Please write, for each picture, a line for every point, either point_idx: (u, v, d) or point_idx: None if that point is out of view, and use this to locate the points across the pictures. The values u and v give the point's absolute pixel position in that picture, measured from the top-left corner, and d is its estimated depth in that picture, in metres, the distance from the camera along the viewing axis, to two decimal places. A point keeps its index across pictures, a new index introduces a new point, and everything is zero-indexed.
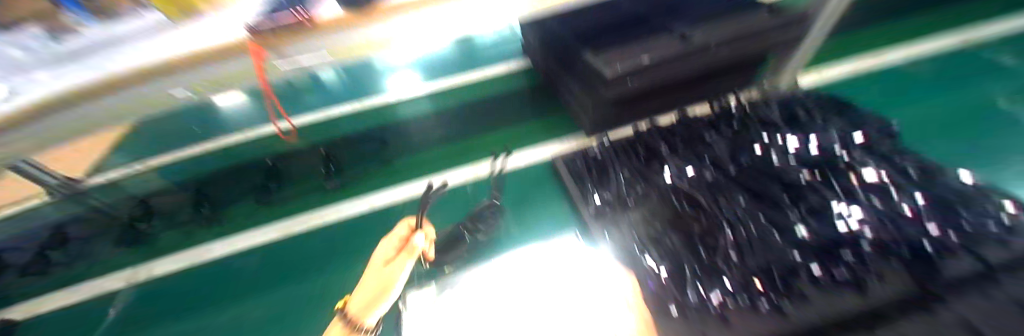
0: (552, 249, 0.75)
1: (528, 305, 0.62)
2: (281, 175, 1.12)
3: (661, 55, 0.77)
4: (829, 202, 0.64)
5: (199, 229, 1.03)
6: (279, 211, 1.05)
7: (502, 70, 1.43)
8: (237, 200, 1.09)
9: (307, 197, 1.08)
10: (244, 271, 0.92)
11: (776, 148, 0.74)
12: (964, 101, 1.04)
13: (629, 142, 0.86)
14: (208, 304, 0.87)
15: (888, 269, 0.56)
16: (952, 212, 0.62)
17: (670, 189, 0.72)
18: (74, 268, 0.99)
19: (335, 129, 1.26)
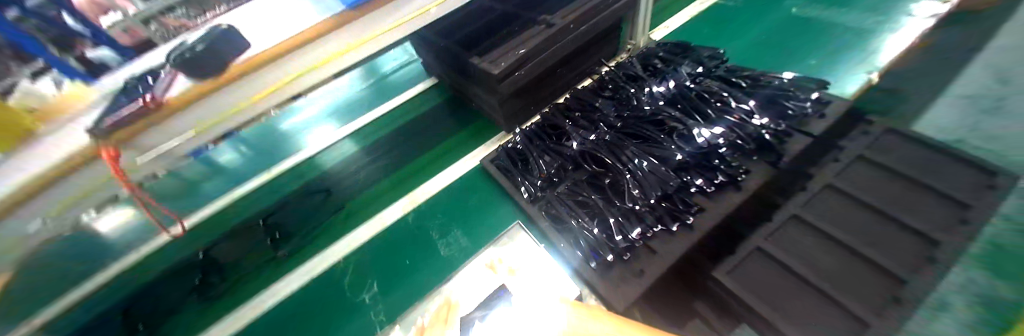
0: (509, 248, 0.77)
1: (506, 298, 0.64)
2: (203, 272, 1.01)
3: (534, 44, 0.85)
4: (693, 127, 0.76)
5: None
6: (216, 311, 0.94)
7: (411, 94, 1.44)
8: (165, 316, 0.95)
9: (241, 288, 0.97)
10: None
11: (640, 93, 0.87)
12: (777, 19, 1.32)
13: (538, 126, 0.94)
14: None
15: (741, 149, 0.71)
16: (768, 95, 0.79)
17: (579, 156, 0.81)
18: None
19: (252, 206, 1.16)
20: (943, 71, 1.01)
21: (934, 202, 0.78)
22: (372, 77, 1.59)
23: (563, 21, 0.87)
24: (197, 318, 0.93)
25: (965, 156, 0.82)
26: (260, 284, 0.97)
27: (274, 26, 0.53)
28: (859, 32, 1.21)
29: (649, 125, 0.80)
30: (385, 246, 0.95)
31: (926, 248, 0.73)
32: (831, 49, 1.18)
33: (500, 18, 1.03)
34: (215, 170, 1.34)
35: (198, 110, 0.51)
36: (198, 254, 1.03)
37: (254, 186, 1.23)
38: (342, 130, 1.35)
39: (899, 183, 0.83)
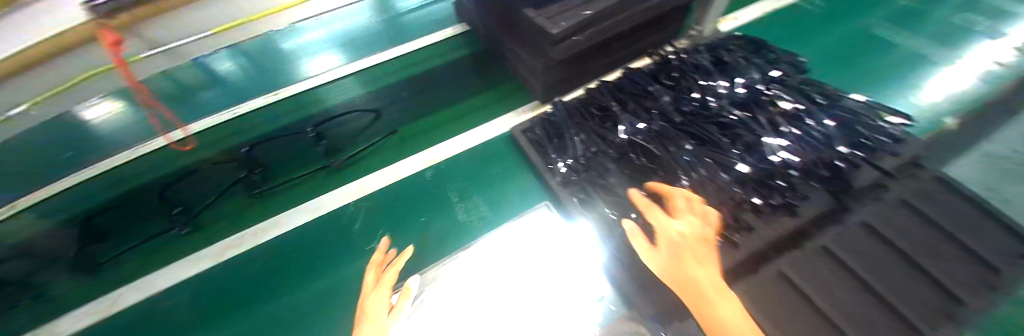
0: (529, 226, 0.70)
1: (525, 274, 0.63)
2: (214, 180, 0.98)
3: (603, 9, 0.75)
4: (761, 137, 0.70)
5: (127, 260, 0.87)
6: (219, 223, 0.91)
7: (437, 38, 1.32)
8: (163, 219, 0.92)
9: (241, 208, 0.93)
10: (219, 283, 0.82)
11: (699, 88, 0.81)
12: (845, 35, 1.22)
13: (582, 102, 0.87)
14: (180, 325, 0.77)
15: (804, 169, 0.67)
16: (843, 119, 0.73)
17: (627, 146, 0.75)
18: None
19: (253, 128, 1.09)
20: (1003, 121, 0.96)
21: (961, 258, 0.76)
22: (397, 11, 1.45)
23: None
24: (243, 207, 0.93)
25: (1004, 220, 0.80)
26: (266, 204, 0.93)
27: None
28: (936, 64, 1.11)
29: (708, 125, 0.74)
30: (399, 197, 0.90)
31: (946, 304, 0.72)
32: (900, 78, 1.09)
33: None
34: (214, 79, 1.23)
35: (203, 12, 0.43)
36: (219, 156, 1.02)
37: (259, 105, 1.14)
38: (359, 63, 1.25)
39: (933, 233, 0.80)
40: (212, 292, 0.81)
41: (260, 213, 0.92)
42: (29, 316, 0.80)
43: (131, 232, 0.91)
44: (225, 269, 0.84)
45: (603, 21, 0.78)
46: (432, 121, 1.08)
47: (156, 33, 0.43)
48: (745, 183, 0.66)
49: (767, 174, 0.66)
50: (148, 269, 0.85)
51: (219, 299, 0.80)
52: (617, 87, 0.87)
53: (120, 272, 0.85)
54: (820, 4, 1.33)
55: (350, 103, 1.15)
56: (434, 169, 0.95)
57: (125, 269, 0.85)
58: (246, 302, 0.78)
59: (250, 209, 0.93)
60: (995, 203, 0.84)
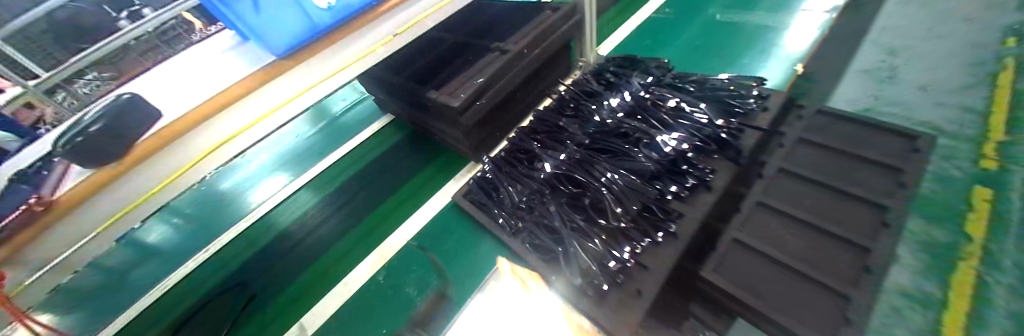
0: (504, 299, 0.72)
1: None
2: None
3: (490, 73, 0.85)
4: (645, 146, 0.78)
5: None
6: None
7: (362, 137, 1.36)
8: None
9: None
10: None
11: (593, 108, 0.92)
12: (699, 27, 1.52)
13: (508, 153, 0.94)
14: None
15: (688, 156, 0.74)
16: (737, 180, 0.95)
17: (553, 178, 0.80)
18: None
19: (199, 285, 0.99)
20: (828, 68, 1.24)
21: (871, 172, 0.88)
22: (328, 117, 1.51)
23: (515, 47, 0.90)
24: None
25: (891, 128, 0.94)
26: None
27: (198, 91, 0.54)
28: (770, 29, 1.43)
29: (614, 138, 0.83)
30: (363, 308, 0.84)
31: (876, 215, 0.81)
32: (753, 56, 1.34)
33: (444, 51, 1.03)
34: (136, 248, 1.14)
35: (113, 198, 0.47)
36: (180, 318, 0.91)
37: (174, 268, 1.06)
38: (285, 187, 1.23)
39: (839, 163, 0.92)
40: None
41: None
42: None
43: None
44: None
45: (495, 77, 0.87)
46: (381, 213, 1.06)
47: (58, 237, 0.45)
48: (647, 177, 0.73)
49: (663, 164, 0.74)
50: None
51: None
52: (531, 129, 0.96)
53: None
54: (669, 10, 1.68)
55: (294, 224, 1.09)
56: (394, 265, 0.90)
57: None
58: None
59: None
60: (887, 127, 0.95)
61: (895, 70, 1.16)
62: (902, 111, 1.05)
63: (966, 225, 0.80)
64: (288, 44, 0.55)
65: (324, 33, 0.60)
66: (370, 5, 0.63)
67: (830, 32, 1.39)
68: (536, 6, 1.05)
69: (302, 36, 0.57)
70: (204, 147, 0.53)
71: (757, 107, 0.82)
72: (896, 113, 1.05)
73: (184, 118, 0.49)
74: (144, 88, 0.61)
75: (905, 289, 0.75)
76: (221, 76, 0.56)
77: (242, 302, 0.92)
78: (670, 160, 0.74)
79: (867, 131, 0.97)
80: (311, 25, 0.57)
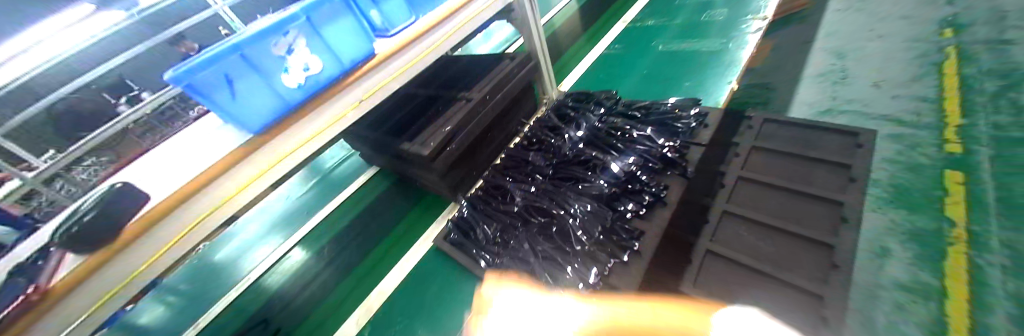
0: None
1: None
2: None
3: (456, 121, 0.93)
4: (602, 173, 0.85)
5: None
6: None
7: (349, 192, 1.40)
8: None
9: None
10: None
11: (556, 143, 1.00)
12: (655, 57, 1.67)
13: (482, 192, 1.00)
14: None
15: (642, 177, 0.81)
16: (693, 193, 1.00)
17: (524, 212, 0.86)
18: None
19: None
20: (779, 80, 1.35)
21: (827, 171, 0.91)
22: (314, 179, 1.56)
23: (478, 95, 0.99)
24: None
25: (839, 128, 0.99)
26: None
27: (186, 170, 0.61)
28: (718, 51, 1.57)
29: (575, 167, 0.90)
30: None
31: (834, 210, 0.83)
32: (709, 76, 1.45)
33: (416, 106, 1.12)
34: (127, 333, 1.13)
35: (102, 280, 0.51)
36: None
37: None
38: (274, 251, 1.24)
39: (797, 165, 0.96)
40: None
41: None
42: None
43: None
44: None
45: (461, 123, 0.95)
46: (371, 264, 1.07)
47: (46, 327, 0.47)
48: (606, 202, 0.79)
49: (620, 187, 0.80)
50: None
51: None
52: (503, 167, 1.03)
53: None
54: (623, 45, 1.85)
55: (288, 285, 1.10)
56: (382, 317, 0.91)
57: None
58: None
59: None
60: (835, 128, 1.00)
61: (841, 74, 1.26)
62: (853, 110, 1.13)
63: (943, 211, 0.82)
64: (263, 122, 0.63)
65: (297, 107, 0.67)
66: (337, 78, 0.72)
67: (776, 47, 1.52)
68: (495, 57, 1.17)
69: (276, 112, 0.64)
70: (192, 222, 0.58)
71: (699, 126, 0.91)
72: (849, 113, 1.13)
73: (170, 197, 0.55)
74: (136, 175, 0.67)
75: (903, 282, 0.74)
76: (206, 154, 0.63)
77: None
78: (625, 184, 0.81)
79: (816, 133, 1.02)
80: (283, 101, 0.65)
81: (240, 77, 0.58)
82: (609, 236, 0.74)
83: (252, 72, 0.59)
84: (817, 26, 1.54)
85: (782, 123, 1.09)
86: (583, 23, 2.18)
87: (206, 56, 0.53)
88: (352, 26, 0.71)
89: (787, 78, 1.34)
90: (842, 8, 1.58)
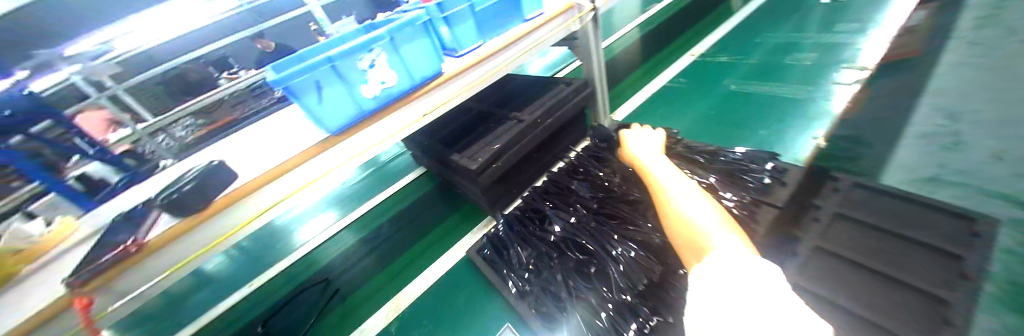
0: None
1: None
2: None
3: (506, 139, 0.93)
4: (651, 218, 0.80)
5: None
6: None
7: (395, 186, 1.47)
8: None
9: None
10: None
11: (603, 174, 0.96)
12: (723, 95, 1.56)
13: (520, 212, 0.97)
14: None
15: None
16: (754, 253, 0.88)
17: (561, 242, 0.83)
18: None
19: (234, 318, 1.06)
20: (873, 136, 1.18)
21: (928, 258, 0.76)
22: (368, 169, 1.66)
23: (531, 116, 0.98)
24: None
25: (950, 207, 0.83)
26: None
27: (269, 155, 0.67)
28: (798, 97, 1.43)
29: (624, 206, 0.85)
30: None
31: (934, 309, 0.67)
32: (785, 123, 1.32)
33: (469, 119, 1.14)
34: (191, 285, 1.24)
35: (186, 244, 0.58)
36: None
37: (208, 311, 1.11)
38: (321, 231, 1.32)
39: (889, 242, 0.81)
40: None
41: None
42: None
43: None
44: None
45: (511, 141, 0.94)
46: (404, 261, 1.10)
47: (134, 273, 0.54)
48: (654, 251, 0.73)
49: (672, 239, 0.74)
50: None
51: None
52: (544, 189, 1.01)
53: None
54: (689, 78, 1.76)
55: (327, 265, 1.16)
56: (406, 317, 0.92)
57: None
58: None
59: None
60: (946, 206, 0.83)
61: (954, 138, 1.07)
62: (971, 182, 0.94)
63: None
64: (341, 126, 0.67)
65: (370, 115, 0.72)
66: (409, 92, 0.75)
67: (872, 97, 1.33)
68: (552, 80, 1.16)
69: (353, 118, 0.69)
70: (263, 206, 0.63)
71: (773, 184, 0.85)
72: (964, 185, 0.94)
73: (251, 182, 0.60)
74: (225, 152, 0.75)
75: None
76: (286, 145, 0.69)
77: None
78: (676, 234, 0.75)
79: (920, 209, 0.86)
80: (360, 109, 0.69)
81: (328, 84, 0.63)
82: (653, 290, 0.69)
83: (339, 81, 0.64)
84: (929, 79, 1.33)
85: (875, 192, 0.93)
86: (648, 51, 2.11)
87: (305, 65, 0.58)
88: (426, 46, 0.74)
89: (883, 134, 1.17)
90: (964, 61, 1.35)
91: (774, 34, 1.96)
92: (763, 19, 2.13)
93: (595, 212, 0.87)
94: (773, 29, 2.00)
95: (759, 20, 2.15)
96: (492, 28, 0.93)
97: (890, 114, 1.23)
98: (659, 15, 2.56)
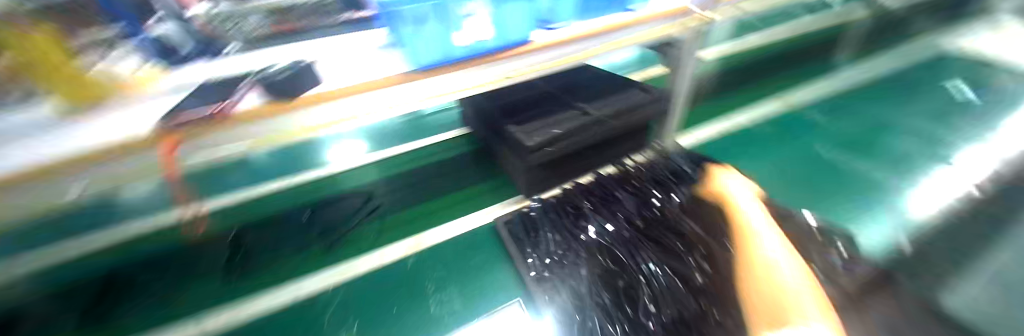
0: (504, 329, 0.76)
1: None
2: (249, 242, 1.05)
3: (569, 128, 0.91)
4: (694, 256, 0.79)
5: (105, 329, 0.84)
6: (227, 292, 0.91)
7: (439, 136, 1.53)
8: (192, 280, 0.95)
9: (238, 287, 0.93)
10: None
11: (655, 195, 0.94)
12: (795, 153, 1.45)
13: (559, 203, 0.97)
14: None
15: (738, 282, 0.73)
16: None
17: (594, 245, 0.84)
18: None
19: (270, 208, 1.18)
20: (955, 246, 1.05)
21: None
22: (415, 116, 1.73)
23: (598, 112, 0.95)
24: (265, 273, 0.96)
25: None
26: (281, 274, 0.95)
27: (355, 72, 0.70)
28: (881, 181, 1.30)
29: (668, 233, 0.84)
30: (380, 286, 0.90)
31: None
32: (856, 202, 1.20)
33: (534, 96, 1.13)
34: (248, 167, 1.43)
35: (267, 124, 0.61)
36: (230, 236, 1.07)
37: (257, 193, 1.26)
38: (364, 155, 1.44)
39: None
40: None
41: (255, 290, 0.92)
42: None
43: (150, 291, 0.93)
44: None
45: (572, 129, 0.92)
46: (426, 208, 1.15)
47: (219, 137, 0.58)
48: (686, 288, 0.73)
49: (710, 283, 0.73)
50: None
51: None
52: (588, 187, 0.99)
53: None
54: (762, 124, 1.64)
55: (358, 188, 1.24)
56: (418, 258, 0.97)
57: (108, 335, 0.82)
58: None
59: (245, 290, 0.92)
60: None
61: None
62: None
63: None
64: (426, 64, 0.69)
65: (453, 62, 0.72)
66: (495, 51, 0.75)
67: (971, 206, 1.18)
68: (626, 82, 1.11)
69: (438, 60, 0.70)
70: (339, 116, 0.65)
71: (835, 263, 0.91)
72: None
73: (338, 90, 0.64)
74: (309, 46, 0.77)
75: None
76: (373, 67, 0.72)
77: (295, 235, 1.07)
78: (716, 280, 0.74)
79: None
80: (447, 53, 0.70)
81: (429, 20, 0.64)
82: (677, 322, 0.68)
83: (438, 21, 0.64)
84: None
85: (939, 318, 0.85)
86: (726, 84, 1.97)
87: None
88: (526, 10, 0.73)
89: (969, 250, 1.04)
90: None
91: (876, 105, 1.76)
92: (863, 85, 1.94)
93: (636, 229, 0.87)
94: (876, 101, 1.79)
95: (863, 86, 1.93)
96: (593, 10, 0.89)
97: (983, 233, 1.09)
98: (752, 48, 2.35)
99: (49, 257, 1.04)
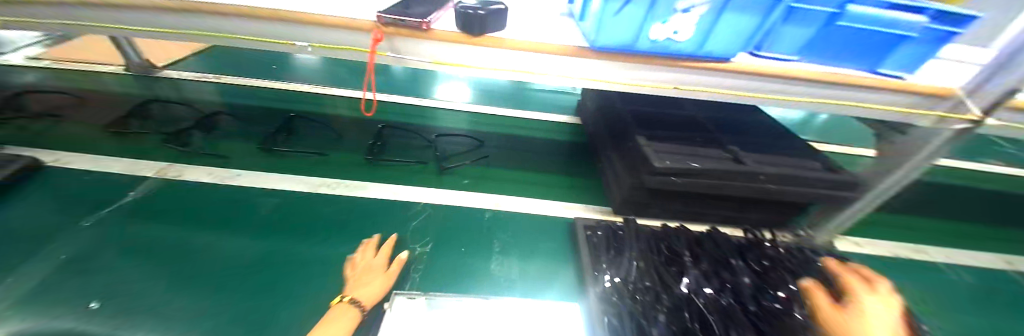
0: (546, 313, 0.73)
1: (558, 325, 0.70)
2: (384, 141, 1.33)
3: (712, 167, 0.79)
4: None
5: (287, 158, 1.21)
6: (356, 171, 1.18)
7: (556, 119, 1.62)
8: (342, 151, 1.27)
9: (364, 171, 1.18)
10: (307, 209, 1.01)
11: (782, 281, 0.76)
12: None
13: (657, 236, 0.87)
14: (258, 224, 0.95)
15: None
16: None
17: (680, 294, 0.73)
18: (181, 156, 1.17)
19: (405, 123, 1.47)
20: None
21: None
22: (538, 95, 1.86)
23: (754, 166, 0.80)
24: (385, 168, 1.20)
25: None
26: (394, 175, 1.17)
27: (534, 32, 0.73)
28: None
29: (789, 327, 0.65)
30: (458, 223, 0.98)
31: None
32: None
33: (683, 120, 1.01)
34: (416, 85, 1.84)
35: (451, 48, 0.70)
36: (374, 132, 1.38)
37: (412, 105, 1.61)
38: (491, 110, 1.65)
39: None
40: (297, 210, 1.01)
41: (374, 178, 1.15)
42: (218, 157, 1.17)
43: (317, 147, 1.28)
44: (304, 202, 1.04)
45: (716, 171, 0.79)
46: (518, 175, 1.21)
47: (416, 46, 0.70)
48: None
49: None
50: (286, 172, 1.14)
51: (294, 221, 0.98)
52: (694, 237, 0.89)
53: (269, 164, 1.18)
54: None
55: (470, 136, 1.41)
56: (497, 215, 1.02)
57: (286, 165, 1.17)
58: (312, 228, 0.96)
59: (367, 176, 1.17)
60: None
61: None
62: None
63: None
64: (605, 46, 0.66)
65: (632, 53, 0.67)
66: (683, 57, 0.67)
67: None
68: (797, 146, 0.92)
69: (619, 45, 0.66)
70: (504, 68, 0.72)
71: None
72: None
73: (513, 41, 0.68)
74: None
75: None
76: (549, 32, 0.73)
77: (415, 150, 1.30)
78: None
79: None
80: (632, 42, 0.65)
81: (636, 2, 0.58)
82: None
83: (645, 6, 0.59)
84: None
85: None
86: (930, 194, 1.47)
87: None
88: (746, 26, 0.61)
89: None
90: None
91: None
92: None
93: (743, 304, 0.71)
94: None
95: None
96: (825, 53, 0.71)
97: None
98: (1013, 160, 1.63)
99: (287, 102, 1.56)
